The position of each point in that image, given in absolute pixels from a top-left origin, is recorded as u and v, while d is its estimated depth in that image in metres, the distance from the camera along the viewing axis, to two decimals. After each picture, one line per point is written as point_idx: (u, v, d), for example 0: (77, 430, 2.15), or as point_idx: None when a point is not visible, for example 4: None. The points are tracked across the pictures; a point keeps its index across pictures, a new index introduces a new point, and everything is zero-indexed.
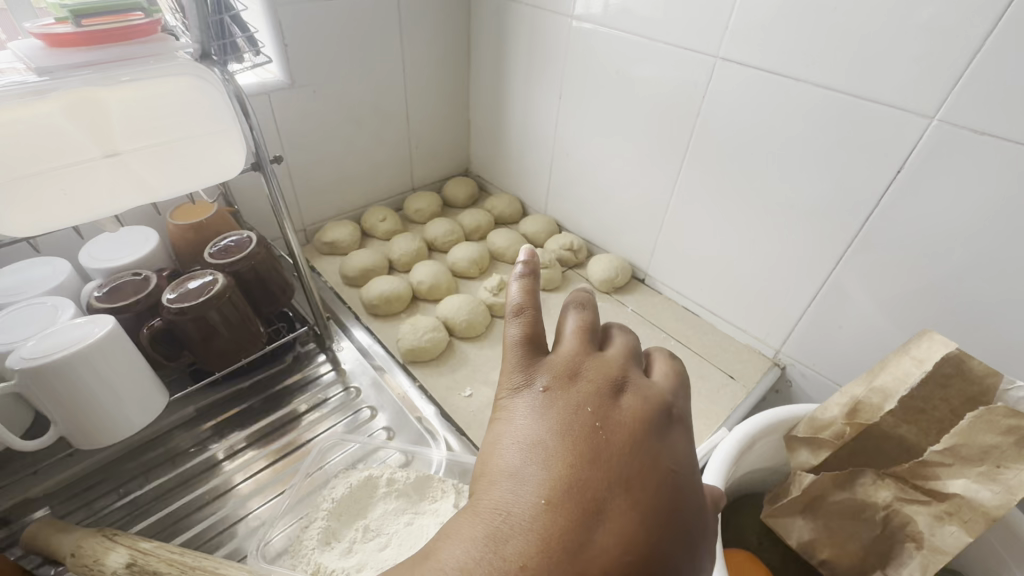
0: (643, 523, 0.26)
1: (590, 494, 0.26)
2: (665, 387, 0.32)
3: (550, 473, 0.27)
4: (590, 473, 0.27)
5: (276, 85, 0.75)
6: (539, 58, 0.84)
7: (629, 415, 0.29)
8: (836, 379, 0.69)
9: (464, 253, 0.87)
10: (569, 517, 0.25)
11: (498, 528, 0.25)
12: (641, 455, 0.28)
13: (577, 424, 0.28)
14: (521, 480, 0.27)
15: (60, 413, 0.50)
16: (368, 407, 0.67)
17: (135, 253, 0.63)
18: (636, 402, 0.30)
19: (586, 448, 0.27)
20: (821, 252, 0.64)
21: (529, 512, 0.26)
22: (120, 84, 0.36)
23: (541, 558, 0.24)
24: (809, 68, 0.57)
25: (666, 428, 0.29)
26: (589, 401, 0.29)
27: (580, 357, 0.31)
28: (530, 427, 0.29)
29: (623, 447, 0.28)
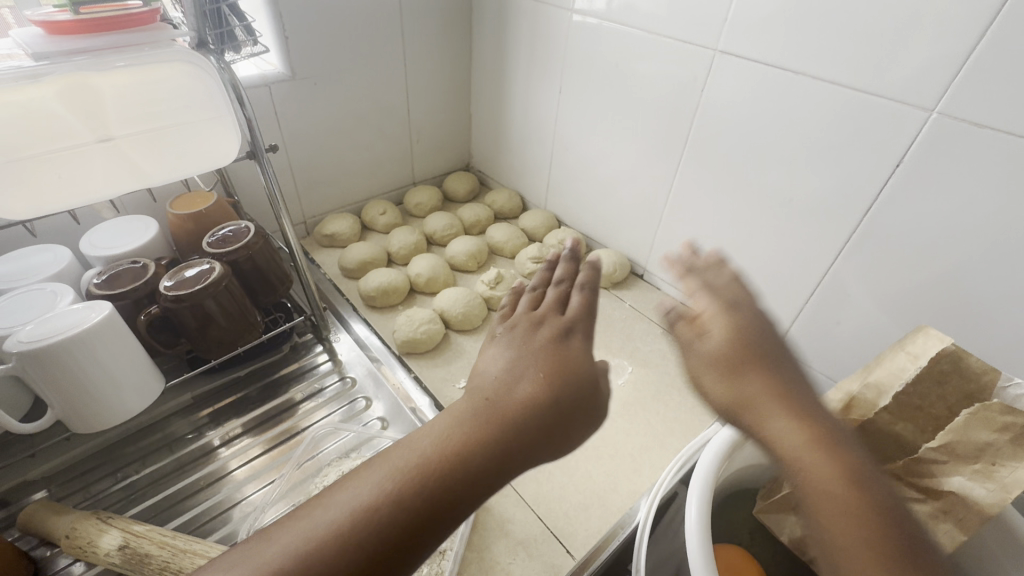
0: (551, 391, 0.33)
1: (510, 381, 0.33)
2: (574, 313, 0.38)
3: (487, 376, 0.35)
4: (513, 367, 0.34)
5: (276, 77, 0.76)
6: (539, 51, 0.84)
7: (541, 336, 0.36)
8: (834, 376, 0.69)
9: (462, 247, 0.87)
10: (496, 394, 0.33)
11: (452, 415, 0.33)
12: (543, 358, 0.34)
13: (507, 347, 0.36)
14: (471, 385, 0.35)
15: (57, 397, 0.50)
16: (364, 397, 0.68)
17: (134, 241, 0.64)
18: (551, 328, 0.37)
19: (510, 358, 0.35)
20: (820, 247, 0.64)
21: (472, 400, 0.33)
22: (113, 70, 0.37)
23: (474, 419, 0.32)
24: (809, 61, 0.56)
25: (571, 341, 0.36)
26: (517, 336, 0.37)
27: (519, 314, 0.39)
28: (482, 358, 0.37)
29: (530, 357, 0.35)
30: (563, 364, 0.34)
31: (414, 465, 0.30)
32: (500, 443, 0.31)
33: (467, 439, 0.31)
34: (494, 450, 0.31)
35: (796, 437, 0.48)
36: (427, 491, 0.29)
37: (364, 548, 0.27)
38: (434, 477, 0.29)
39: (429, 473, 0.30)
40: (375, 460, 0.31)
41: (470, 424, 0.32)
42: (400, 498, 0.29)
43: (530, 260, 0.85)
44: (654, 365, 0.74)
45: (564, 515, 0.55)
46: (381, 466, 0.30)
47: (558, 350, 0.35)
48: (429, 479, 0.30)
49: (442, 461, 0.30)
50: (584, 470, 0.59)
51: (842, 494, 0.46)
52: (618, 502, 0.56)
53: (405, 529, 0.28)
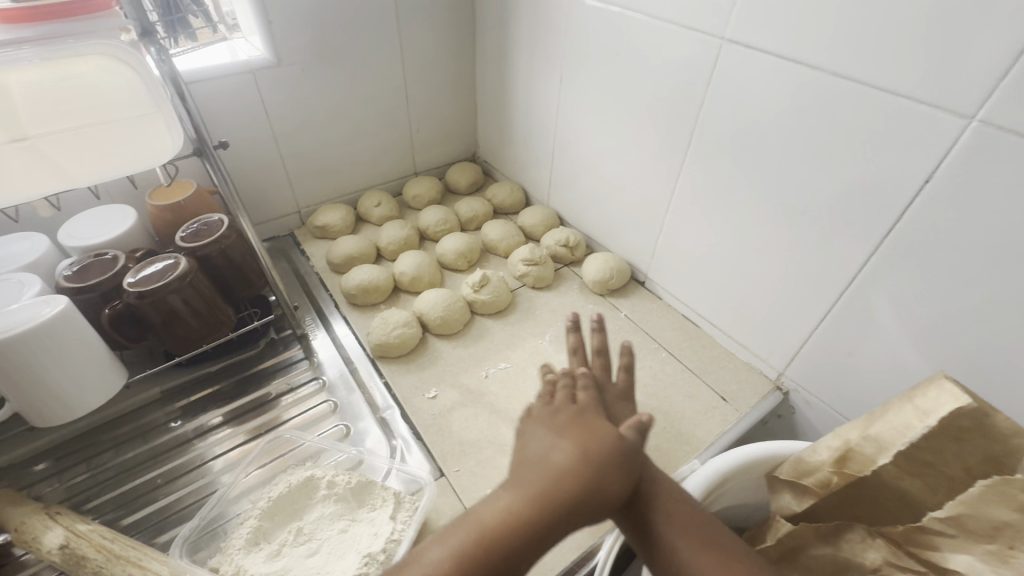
0: (584, 483, 0.34)
1: (550, 469, 0.35)
2: (590, 402, 0.40)
3: (535, 463, 0.36)
4: (555, 455, 0.36)
5: (261, 62, 0.73)
6: (541, 37, 0.78)
7: (572, 418, 0.39)
8: (845, 411, 0.61)
9: (452, 244, 0.83)
10: (539, 483, 0.35)
11: (501, 509, 0.34)
12: (579, 451, 0.36)
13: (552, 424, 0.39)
14: (516, 476, 0.36)
15: (11, 390, 0.50)
16: (335, 399, 0.66)
17: (109, 232, 0.63)
18: (577, 413, 0.39)
19: (556, 440, 0.37)
20: (833, 267, 0.56)
21: (520, 490, 0.35)
22: (22, 65, 0.34)
23: (521, 510, 0.34)
24: (827, 55, 0.48)
25: (594, 417, 0.39)
26: (551, 421, 0.39)
27: (560, 397, 0.42)
28: (529, 439, 0.39)
29: (561, 458, 0.35)
30: (594, 460, 0.35)
31: (472, 563, 0.32)
32: (534, 539, 0.33)
33: (501, 539, 0.33)
34: (528, 547, 0.33)
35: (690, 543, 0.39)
36: None
37: None
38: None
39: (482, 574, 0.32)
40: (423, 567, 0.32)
41: (504, 519, 0.34)
42: None
43: (521, 262, 0.80)
44: (642, 383, 0.68)
45: None
46: (418, 569, 0.32)
47: (592, 442, 0.36)
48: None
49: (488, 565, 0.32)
50: None
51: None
52: (578, 537, 0.52)
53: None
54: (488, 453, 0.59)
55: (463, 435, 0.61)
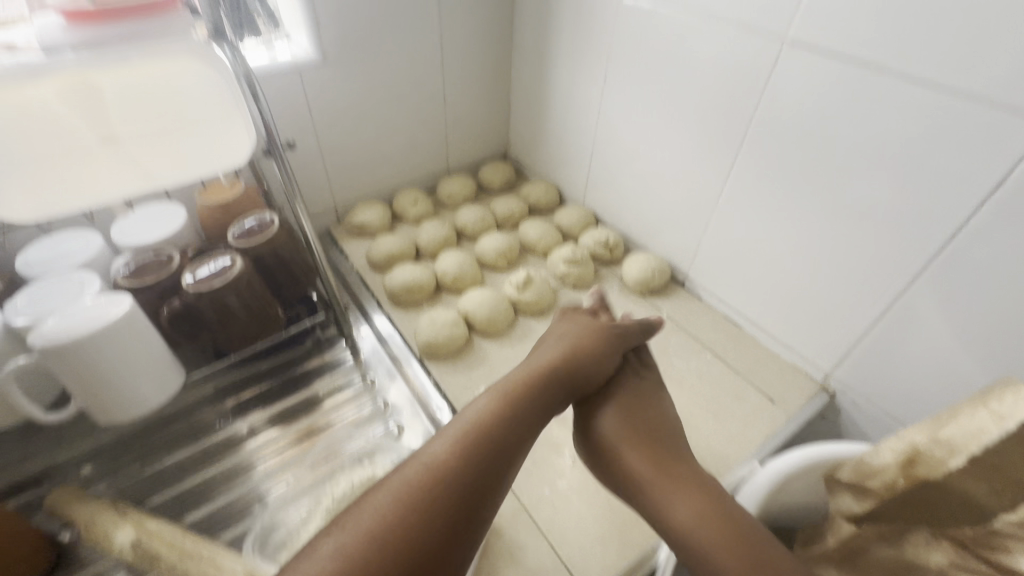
0: (559, 377, 0.50)
1: (545, 364, 0.51)
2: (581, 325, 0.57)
3: (531, 368, 0.50)
4: (547, 361, 0.51)
5: (307, 61, 0.73)
6: (585, 35, 0.78)
7: (570, 332, 0.56)
8: (895, 414, 0.62)
9: (492, 243, 0.83)
10: (537, 374, 0.49)
11: (501, 397, 0.46)
12: (569, 335, 0.55)
13: (562, 333, 0.57)
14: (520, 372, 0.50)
15: (77, 390, 0.51)
16: (383, 399, 0.67)
17: (162, 231, 0.64)
18: (568, 336, 0.55)
19: (556, 349, 0.53)
20: (889, 271, 0.56)
21: (515, 385, 0.47)
22: (116, 66, 0.35)
23: (515, 398, 0.46)
24: (896, 58, 0.48)
25: (587, 328, 0.56)
26: (558, 334, 0.56)
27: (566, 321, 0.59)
28: (541, 352, 0.54)
29: (562, 340, 0.54)
30: (580, 336, 0.55)
31: (473, 433, 0.43)
32: (544, 395, 0.48)
33: (499, 419, 0.44)
34: (539, 400, 0.47)
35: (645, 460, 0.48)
36: (478, 452, 0.42)
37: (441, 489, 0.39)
38: (484, 443, 0.42)
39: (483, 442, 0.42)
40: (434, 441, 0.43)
41: (516, 389, 0.47)
42: (461, 468, 0.41)
43: (562, 261, 0.80)
44: (689, 384, 0.68)
45: (578, 547, 0.52)
46: (454, 427, 0.43)
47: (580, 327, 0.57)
48: (495, 428, 0.44)
49: (487, 437, 0.43)
50: (602, 498, 0.56)
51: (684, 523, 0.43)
52: (638, 537, 0.52)
53: (488, 465, 0.42)
54: (542, 452, 0.60)
55: None
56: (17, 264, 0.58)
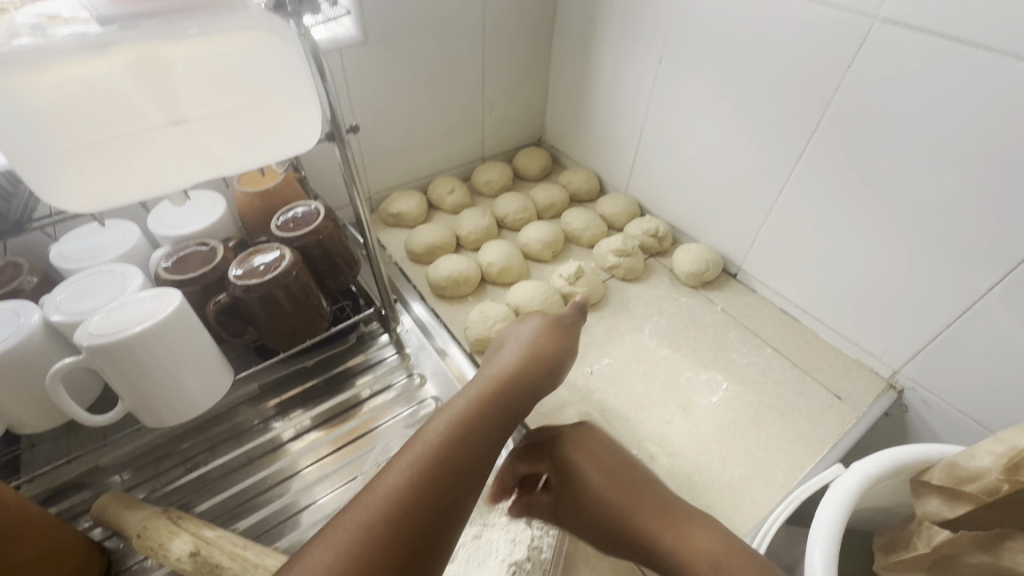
0: (521, 380, 0.49)
1: (511, 370, 0.49)
2: (541, 325, 0.56)
3: (493, 376, 0.49)
4: (509, 367, 0.50)
5: (348, 41, 0.69)
6: (639, 15, 0.75)
7: (533, 334, 0.55)
8: (972, 414, 0.59)
9: (537, 234, 0.80)
10: (501, 382, 0.48)
11: (466, 410, 0.44)
12: (529, 339, 0.54)
13: (528, 333, 0.55)
14: (480, 378, 0.49)
15: (127, 391, 0.47)
16: (433, 397, 0.64)
17: (203, 221, 0.60)
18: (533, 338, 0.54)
19: (519, 355, 0.52)
20: (976, 266, 0.53)
21: (476, 394, 0.46)
22: (187, 39, 0.32)
23: (478, 409, 0.45)
24: (1010, 35, 0.44)
25: (547, 328, 0.56)
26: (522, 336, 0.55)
27: (530, 320, 0.57)
28: (505, 356, 0.52)
29: (515, 349, 0.53)
30: (537, 341, 0.54)
31: (436, 449, 0.41)
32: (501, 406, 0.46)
33: (461, 431, 0.42)
34: (497, 413, 0.45)
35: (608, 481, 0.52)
36: (440, 471, 0.40)
37: (408, 511, 0.37)
38: (448, 457, 0.41)
39: (445, 459, 0.41)
40: (393, 463, 0.40)
41: (472, 404, 0.45)
42: (424, 487, 0.39)
43: (611, 253, 0.77)
44: (752, 381, 0.66)
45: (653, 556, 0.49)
46: (407, 457, 0.40)
47: (540, 328, 0.56)
48: (453, 446, 0.41)
49: (451, 451, 0.41)
50: None
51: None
52: None
53: (444, 490, 0.39)
54: None
55: (578, 434, 0.59)
56: (52, 256, 0.55)
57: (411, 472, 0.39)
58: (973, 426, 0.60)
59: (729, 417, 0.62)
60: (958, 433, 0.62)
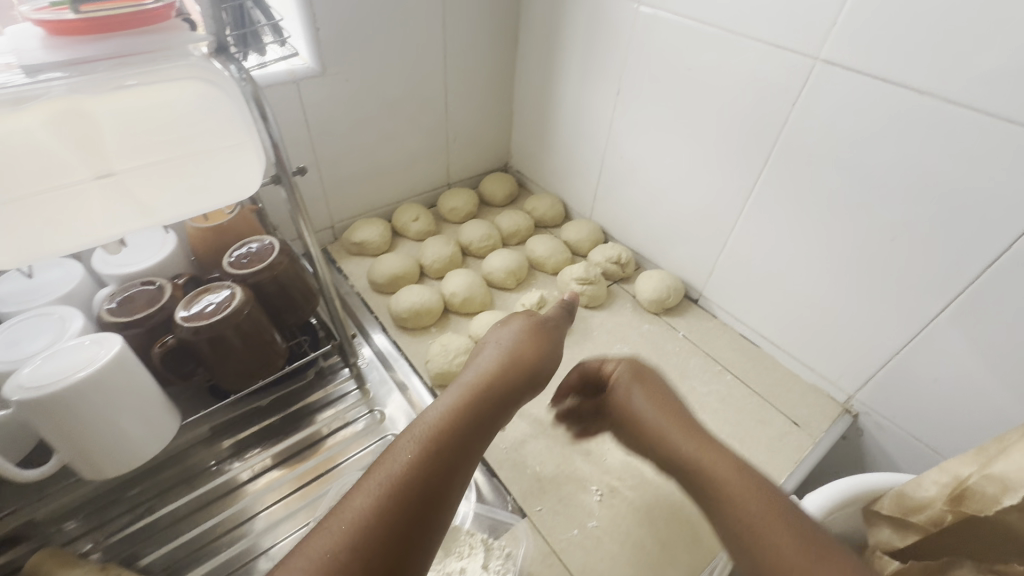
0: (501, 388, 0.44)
1: (492, 377, 0.44)
2: (528, 323, 0.50)
3: (470, 384, 0.44)
4: (492, 372, 0.45)
5: (304, 72, 0.69)
6: (596, 46, 0.76)
7: (519, 334, 0.49)
8: (922, 437, 0.61)
9: (500, 262, 0.80)
10: (479, 392, 0.43)
11: (438, 425, 0.40)
12: (512, 340, 0.48)
13: (515, 329, 0.50)
14: (456, 384, 0.44)
15: (62, 444, 0.45)
16: (394, 434, 0.64)
17: (150, 258, 0.59)
18: (518, 338, 0.48)
19: (503, 359, 0.46)
20: (920, 296, 0.55)
21: (451, 406, 0.41)
22: (113, 91, 0.31)
23: (451, 426, 0.40)
24: (942, 80, 0.47)
25: (537, 328, 0.50)
26: (506, 335, 0.49)
27: (517, 317, 0.52)
28: (484, 358, 0.47)
29: (490, 353, 0.47)
30: (521, 346, 0.47)
31: (405, 475, 0.37)
32: (476, 420, 0.41)
33: (431, 453, 0.38)
34: (470, 431, 0.41)
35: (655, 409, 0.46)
36: (409, 498, 0.36)
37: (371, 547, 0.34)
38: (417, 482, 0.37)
39: (415, 484, 0.37)
40: (355, 491, 0.36)
41: (445, 421, 0.40)
42: (389, 518, 0.35)
43: (574, 280, 0.78)
44: (712, 409, 0.67)
45: None
46: (371, 482, 0.36)
47: (524, 329, 0.50)
48: (420, 471, 0.37)
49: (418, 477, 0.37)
50: (637, 538, 0.54)
51: (719, 472, 0.40)
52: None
53: (410, 521, 0.36)
54: (569, 488, 0.57)
55: (539, 469, 0.59)
56: None
57: (377, 501, 0.35)
58: (923, 449, 0.62)
59: None
60: (909, 456, 0.64)
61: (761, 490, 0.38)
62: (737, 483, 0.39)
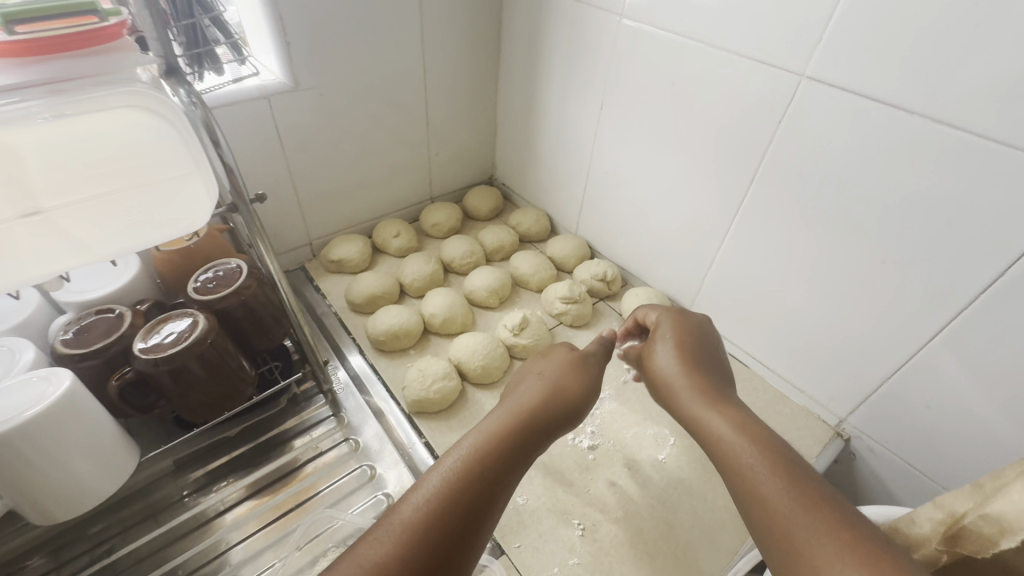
0: (545, 418, 0.44)
1: (537, 407, 0.44)
2: (573, 354, 0.51)
3: (515, 409, 0.44)
4: (537, 401, 0.45)
5: (276, 87, 0.66)
6: (579, 59, 0.75)
7: (562, 364, 0.49)
8: (915, 464, 0.59)
9: (482, 280, 0.78)
10: (524, 418, 0.43)
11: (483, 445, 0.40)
12: (554, 373, 0.48)
13: (560, 358, 0.50)
14: (499, 410, 0.44)
15: (8, 489, 0.43)
16: (370, 463, 0.61)
17: (110, 283, 0.56)
18: (561, 368, 0.49)
19: (547, 389, 0.46)
20: (911, 320, 0.53)
21: (494, 429, 0.42)
22: (40, 123, 0.30)
23: (496, 448, 0.40)
24: (931, 99, 0.45)
25: (584, 361, 0.50)
26: (548, 365, 0.49)
27: (564, 348, 0.53)
28: (526, 387, 0.47)
29: (531, 380, 0.47)
30: (561, 375, 0.48)
31: (448, 492, 0.37)
32: (519, 447, 0.41)
33: (474, 472, 0.38)
34: (513, 453, 0.41)
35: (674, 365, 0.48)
36: (452, 514, 0.36)
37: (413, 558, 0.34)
38: (460, 499, 0.37)
39: (459, 502, 0.37)
40: (401, 502, 0.37)
41: (488, 442, 0.41)
42: (431, 531, 0.35)
43: (559, 299, 0.76)
44: None
45: None
46: (415, 498, 0.37)
47: (566, 363, 0.50)
48: (463, 488, 0.38)
49: (460, 493, 0.37)
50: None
51: (751, 456, 0.38)
52: None
53: (454, 536, 0.36)
54: (550, 522, 0.55)
55: (518, 501, 0.56)
56: None
57: (422, 513, 0.36)
58: (917, 476, 0.60)
59: (677, 474, 0.60)
60: (903, 483, 0.62)
61: (791, 474, 0.37)
62: (767, 468, 0.37)
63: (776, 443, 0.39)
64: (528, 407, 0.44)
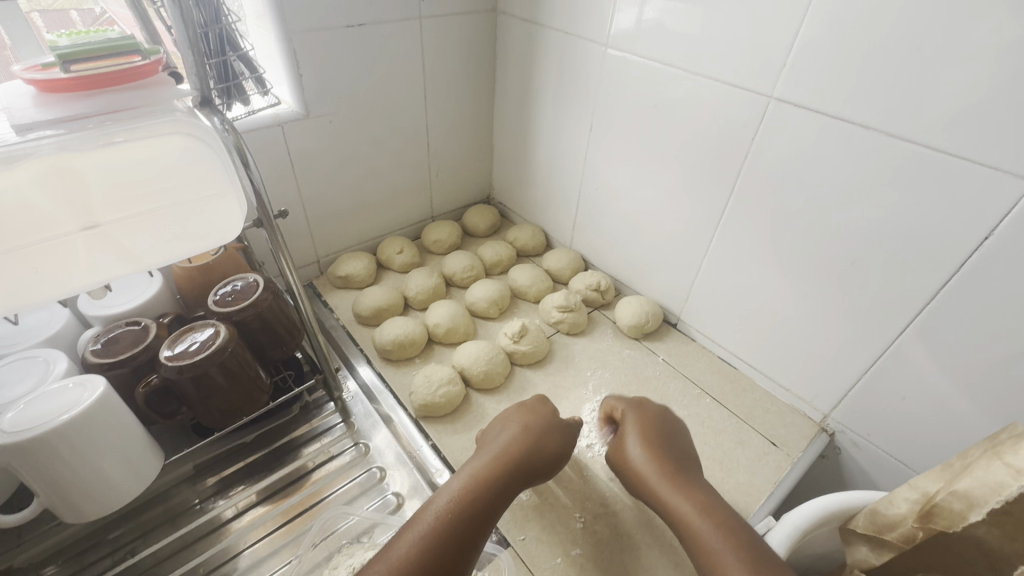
0: (516, 468, 0.51)
1: (512, 458, 0.51)
2: (551, 415, 0.57)
3: (495, 459, 0.50)
4: (512, 452, 0.52)
5: (289, 115, 0.72)
6: (570, 84, 0.80)
7: (539, 419, 0.56)
8: (894, 454, 0.63)
9: (482, 292, 0.83)
10: (501, 467, 0.50)
11: (467, 489, 0.47)
12: (531, 425, 0.55)
13: (539, 415, 0.57)
14: (478, 458, 0.51)
15: (43, 486, 0.45)
16: (379, 467, 0.64)
17: (135, 298, 0.60)
18: (537, 423, 0.56)
19: (525, 441, 0.53)
20: (880, 317, 0.57)
21: (476, 476, 0.48)
22: (113, 145, 0.35)
23: (476, 492, 0.47)
24: (885, 116, 0.50)
25: (559, 421, 0.57)
26: (524, 418, 0.56)
27: (541, 404, 0.59)
28: (504, 436, 0.54)
29: (512, 427, 0.55)
30: (539, 432, 0.55)
31: (439, 529, 0.43)
32: (496, 491, 0.48)
33: (459, 514, 0.45)
34: (495, 490, 0.48)
35: (643, 453, 0.53)
36: (442, 546, 0.43)
37: None
38: (448, 535, 0.43)
39: (446, 536, 0.43)
40: (402, 537, 0.43)
41: (472, 487, 0.47)
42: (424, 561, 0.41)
43: (555, 308, 0.81)
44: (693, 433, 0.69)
45: None
46: (411, 535, 0.43)
47: (546, 420, 0.56)
48: (453, 523, 0.44)
49: (447, 530, 0.44)
50: (617, 565, 0.54)
51: (721, 545, 0.43)
52: None
53: (443, 559, 0.42)
54: (552, 515, 0.58)
55: (521, 496, 0.59)
56: None
57: (417, 545, 0.42)
58: (897, 465, 0.63)
59: None
60: (886, 473, 0.65)
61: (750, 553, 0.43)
62: (730, 548, 0.43)
63: (738, 525, 0.46)
64: (510, 451, 0.51)
